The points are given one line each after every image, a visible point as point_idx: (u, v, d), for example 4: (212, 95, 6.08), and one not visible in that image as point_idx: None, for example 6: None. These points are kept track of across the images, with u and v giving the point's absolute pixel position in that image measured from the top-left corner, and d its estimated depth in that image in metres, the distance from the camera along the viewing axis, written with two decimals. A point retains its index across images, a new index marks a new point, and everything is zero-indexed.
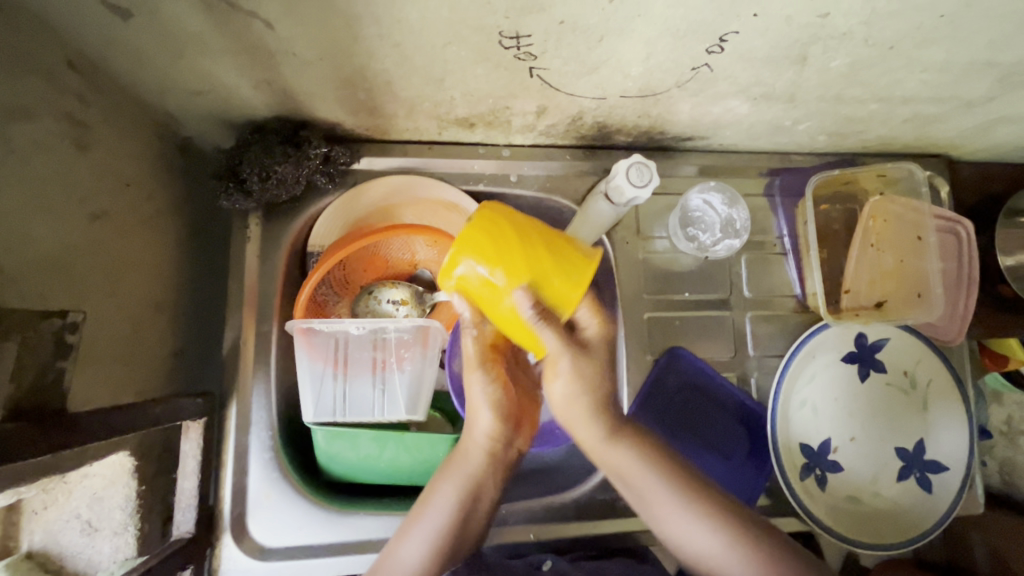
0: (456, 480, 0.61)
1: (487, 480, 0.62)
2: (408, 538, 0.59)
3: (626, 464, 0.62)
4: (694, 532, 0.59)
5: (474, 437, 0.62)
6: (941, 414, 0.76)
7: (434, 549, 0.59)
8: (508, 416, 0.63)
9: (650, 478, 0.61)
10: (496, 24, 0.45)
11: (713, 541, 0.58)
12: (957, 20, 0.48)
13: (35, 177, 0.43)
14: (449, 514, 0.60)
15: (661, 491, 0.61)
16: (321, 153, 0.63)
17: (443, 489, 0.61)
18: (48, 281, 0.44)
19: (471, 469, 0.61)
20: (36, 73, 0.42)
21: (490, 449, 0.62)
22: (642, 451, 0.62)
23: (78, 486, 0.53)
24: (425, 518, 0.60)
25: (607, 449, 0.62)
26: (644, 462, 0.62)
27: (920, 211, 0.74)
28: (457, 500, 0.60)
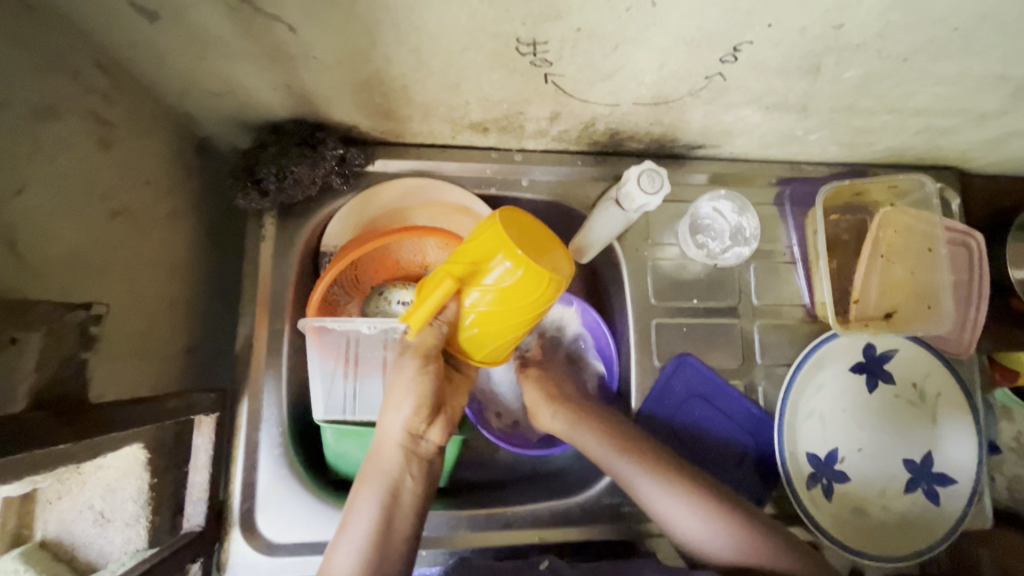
0: (375, 483, 0.56)
1: (407, 476, 0.57)
2: (336, 551, 0.55)
3: (597, 447, 0.67)
4: (684, 513, 0.63)
5: (387, 433, 0.57)
6: (949, 427, 0.76)
7: (364, 561, 0.54)
8: (423, 413, 0.56)
9: (622, 461, 0.65)
10: (514, 31, 0.46)
11: (687, 510, 0.62)
12: (970, 34, 0.48)
13: (60, 175, 0.44)
14: (374, 519, 0.56)
15: (627, 458, 0.65)
16: (337, 154, 0.64)
17: (364, 496, 0.56)
18: (72, 275, 0.45)
19: (388, 469, 0.56)
20: (64, 73, 0.44)
21: (406, 447, 0.57)
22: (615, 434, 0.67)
23: (92, 476, 0.55)
24: (349, 531, 0.55)
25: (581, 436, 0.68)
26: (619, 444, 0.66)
27: (933, 223, 0.74)
28: (379, 504, 0.56)
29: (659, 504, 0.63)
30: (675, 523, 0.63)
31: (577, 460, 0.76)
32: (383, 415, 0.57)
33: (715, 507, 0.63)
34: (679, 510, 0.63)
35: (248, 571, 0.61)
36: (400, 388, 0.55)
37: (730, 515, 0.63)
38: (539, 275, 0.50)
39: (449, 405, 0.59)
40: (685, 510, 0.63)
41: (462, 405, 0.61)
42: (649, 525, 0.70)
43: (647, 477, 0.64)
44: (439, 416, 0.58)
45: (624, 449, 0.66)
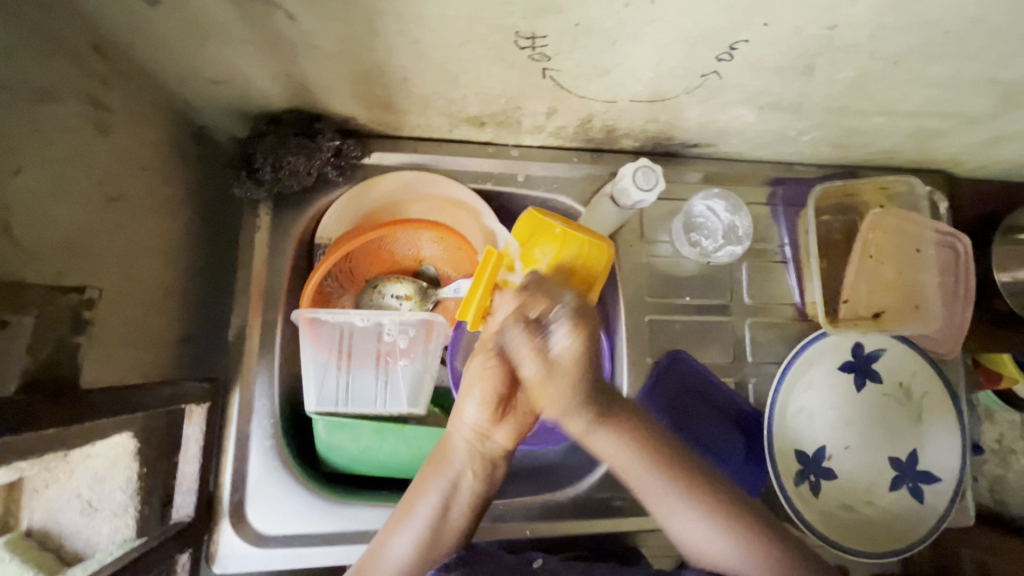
0: (441, 474, 0.58)
1: (471, 473, 0.59)
2: (396, 533, 0.58)
3: (619, 453, 0.58)
4: (703, 530, 0.57)
5: (459, 428, 0.59)
6: (934, 426, 0.77)
7: (422, 543, 0.57)
8: (492, 412, 0.57)
9: (631, 463, 0.58)
10: (513, 24, 0.46)
11: (711, 531, 0.57)
12: (961, 38, 0.49)
13: (57, 158, 0.43)
14: (432, 509, 0.58)
15: (632, 463, 0.58)
16: (333, 146, 0.64)
17: (429, 482, 0.59)
18: (67, 259, 0.44)
19: (455, 464, 0.58)
20: (64, 57, 0.43)
21: (472, 444, 0.58)
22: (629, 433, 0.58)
23: (80, 465, 0.54)
24: (412, 513, 0.58)
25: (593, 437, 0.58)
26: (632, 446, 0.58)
27: (923, 225, 0.76)
28: (442, 497, 0.58)
29: (674, 519, 0.58)
30: (691, 541, 0.58)
31: (572, 455, 0.76)
32: (458, 407, 0.59)
33: (753, 538, 0.57)
34: (703, 531, 0.57)
35: (238, 562, 0.61)
36: (467, 381, 0.57)
37: (755, 537, 0.57)
38: (543, 225, 0.64)
39: (522, 410, 0.59)
40: (690, 516, 0.58)
41: (537, 413, 0.60)
42: (640, 520, 0.70)
43: (657, 487, 0.58)
44: (512, 419, 0.58)
45: (635, 453, 0.58)
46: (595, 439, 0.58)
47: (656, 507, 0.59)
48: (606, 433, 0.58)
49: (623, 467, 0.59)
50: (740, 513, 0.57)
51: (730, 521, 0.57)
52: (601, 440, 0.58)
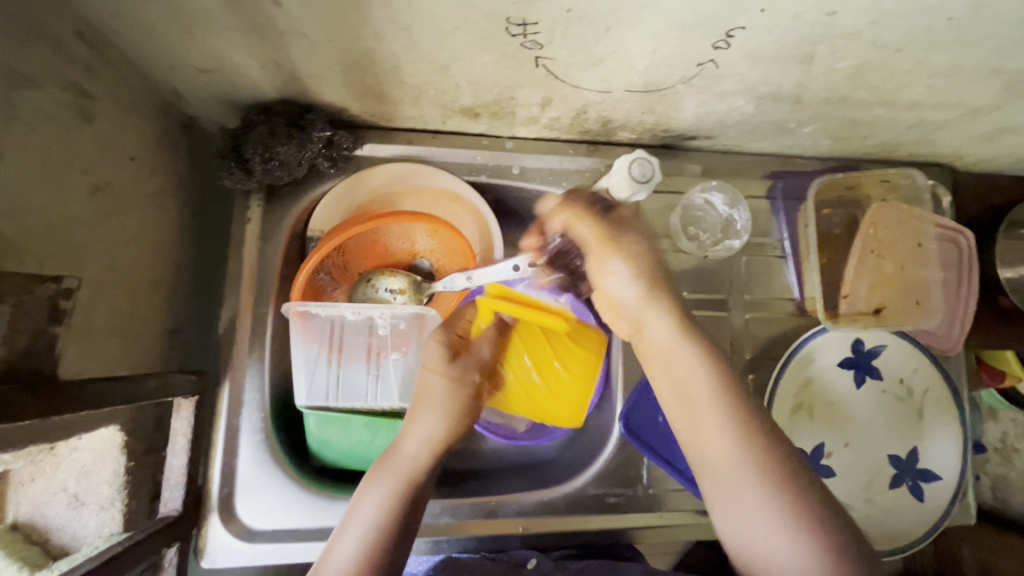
0: (388, 475, 0.58)
1: (419, 478, 0.59)
2: (338, 545, 0.54)
3: (695, 381, 0.58)
4: (756, 500, 0.53)
5: (412, 429, 0.61)
6: (935, 423, 0.76)
7: (371, 547, 0.53)
8: (446, 414, 0.63)
9: (704, 383, 0.57)
10: (504, 10, 0.45)
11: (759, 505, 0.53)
12: (965, 25, 0.48)
13: (38, 144, 0.42)
14: (379, 510, 0.56)
15: (724, 424, 0.56)
16: (325, 137, 0.64)
17: (376, 483, 0.58)
18: (50, 247, 0.44)
19: (407, 465, 0.59)
20: (44, 41, 0.42)
21: (427, 445, 0.61)
22: (715, 365, 0.58)
23: (66, 459, 0.53)
24: (358, 514, 0.55)
25: (676, 347, 0.59)
26: (715, 375, 0.58)
27: (924, 218, 0.75)
28: (393, 496, 0.57)
29: (736, 489, 0.54)
30: (752, 540, 0.53)
31: (568, 449, 0.75)
32: (411, 412, 0.62)
33: (802, 512, 0.52)
34: (754, 516, 0.53)
35: (227, 557, 0.60)
36: (432, 382, 0.63)
37: (801, 516, 0.52)
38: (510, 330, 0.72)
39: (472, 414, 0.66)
40: (747, 485, 0.54)
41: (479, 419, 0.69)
42: (637, 516, 0.69)
43: (716, 446, 0.56)
44: (457, 430, 0.63)
45: (717, 398, 0.57)
46: (677, 352, 0.59)
47: (719, 491, 0.56)
48: (688, 350, 0.59)
49: (716, 453, 0.56)
50: (782, 475, 0.53)
51: (767, 505, 0.53)
52: (676, 372, 0.59)
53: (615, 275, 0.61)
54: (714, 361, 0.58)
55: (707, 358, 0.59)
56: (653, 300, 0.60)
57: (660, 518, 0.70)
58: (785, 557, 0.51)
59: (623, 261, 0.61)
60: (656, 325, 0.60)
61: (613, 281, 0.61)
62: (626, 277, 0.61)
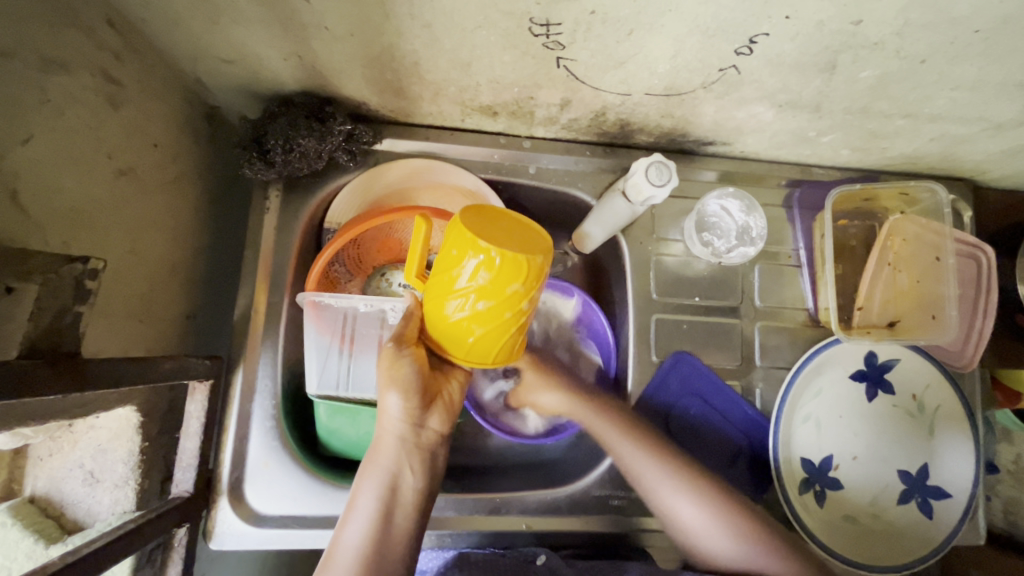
0: (376, 475, 0.54)
1: (410, 474, 0.55)
2: (343, 535, 0.52)
3: (601, 430, 0.67)
4: (678, 498, 0.63)
5: (385, 424, 0.55)
6: (947, 440, 0.75)
7: (373, 541, 0.51)
8: (421, 397, 0.54)
9: (614, 434, 0.66)
10: (527, 10, 0.46)
11: (688, 501, 0.63)
12: (993, 38, 0.48)
13: (67, 128, 0.44)
14: (375, 511, 0.53)
15: (624, 453, 0.65)
16: (345, 131, 0.64)
17: (364, 484, 0.54)
18: (72, 228, 0.45)
19: (390, 459, 0.54)
20: (76, 28, 0.43)
21: (405, 437, 0.54)
22: (605, 412, 0.68)
23: (84, 436, 0.54)
24: (352, 514, 0.53)
25: (580, 413, 0.69)
26: (610, 421, 0.67)
27: (942, 233, 0.73)
28: (381, 494, 0.53)
29: (644, 480, 0.64)
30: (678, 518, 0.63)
31: (571, 450, 0.76)
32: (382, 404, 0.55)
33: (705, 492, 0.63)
34: (675, 497, 0.63)
35: (234, 540, 0.61)
36: (382, 374, 0.53)
37: (722, 499, 0.63)
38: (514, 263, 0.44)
39: (447, 392, 0.56)
40: (684, 499, 0.63)
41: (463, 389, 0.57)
42: (641, 520, 0.69)
43: (639, 473, 0.65)
44: (444, 417, 0.57)
45: (620, 435, 0.66)
46: (583, 420, 0.68)
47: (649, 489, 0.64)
48: (590, 416, 0.68)
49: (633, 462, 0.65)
50: (688, 467, 0.65)
51: (685, 479, 0.64)
52: (586, 421, 0.68)
53: (384, 383, 0.53)
54: (608, 409, 0.68)
55: (605, 412, 0.68)
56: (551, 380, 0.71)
57: None
58: (701, 524, 0.62)
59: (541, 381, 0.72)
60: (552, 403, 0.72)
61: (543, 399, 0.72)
62: (397, 392, 0.53)
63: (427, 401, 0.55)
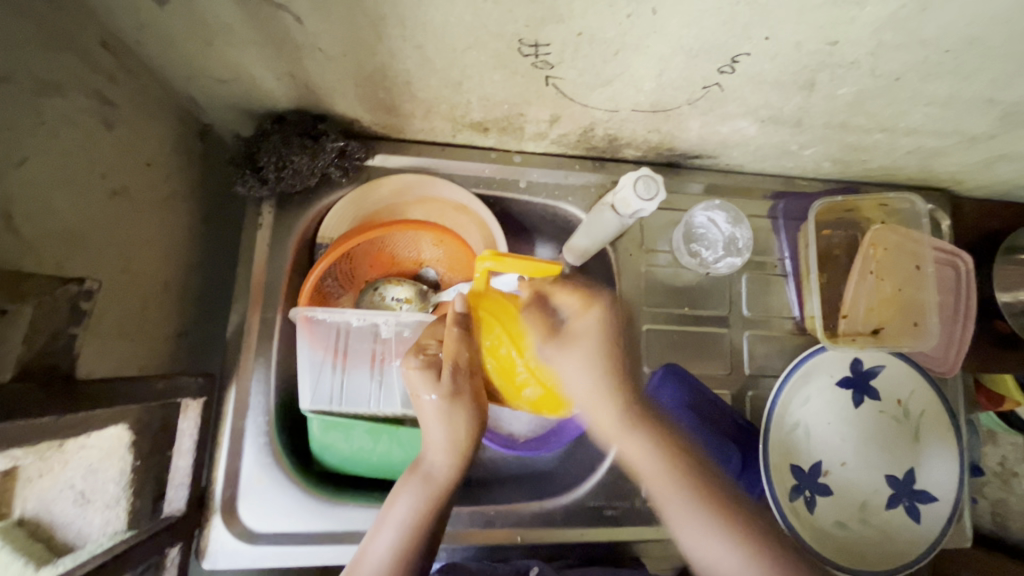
0: (416, 487, 0.59)
1: (447, 493, 0.59)
2: (376, 539, 0.56)
3: (637, 457, 0.66)
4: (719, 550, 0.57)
5: (433, 445, 0.59)
6: (932, 444, 0.77)
7: (405, 552, 0.55)
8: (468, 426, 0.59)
9: (653, 463, 0.65)
10: (516, 32, 0.47)
11: (714, 538, 0.58)
12: (963, 57, 0.50)
13: (62, 149, 0.44)
14: (410, 519, 0.57)
15: (653, 475, 0.64)
16: (337, 147, 0.64)
17: (404, 493, 0.59)
18: (67, 250, 0.45)
19: (437, 480, 0.59)
20: (70, 50, 0.44)
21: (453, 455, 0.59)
22: (659, 443, 0.66)
23: (74, 456, 0.53)
24: (387, 519, 0.57)
25: (629, 434, 0.67)
26: (663, 459, 0.64)
27: (921, 242, 0.76)
28: (419, 504, 0.57)
29: (685, 527, 0.60)
30: (697, 550, 0.59)
31: (563, 462, 0.76)
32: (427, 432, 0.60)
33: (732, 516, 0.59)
34: (713, 542, 0.58)
35: (227, 558, 0.61)
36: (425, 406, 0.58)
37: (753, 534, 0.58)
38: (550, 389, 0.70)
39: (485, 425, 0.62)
40: (720, 545, 0.58)
41: None
42: (634, 529, 0.70)
43: (670, 497, 0.62)
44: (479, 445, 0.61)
45: (666, 465, 0.64)
46: (630, 438, 0.67)
47: (675, 523, 0.61)
48: (642, 438, 0.66)
49: (652, 477, 0.64)
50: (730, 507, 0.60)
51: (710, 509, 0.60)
52: (633, 443, 0.66)
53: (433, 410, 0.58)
54: (659, 438, 0.66)
55: (652, 440, 0.66)
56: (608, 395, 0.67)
57: (658, 532, 0.70)
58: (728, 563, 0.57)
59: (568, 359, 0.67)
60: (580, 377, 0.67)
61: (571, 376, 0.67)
62: (451, 418, 0.59)
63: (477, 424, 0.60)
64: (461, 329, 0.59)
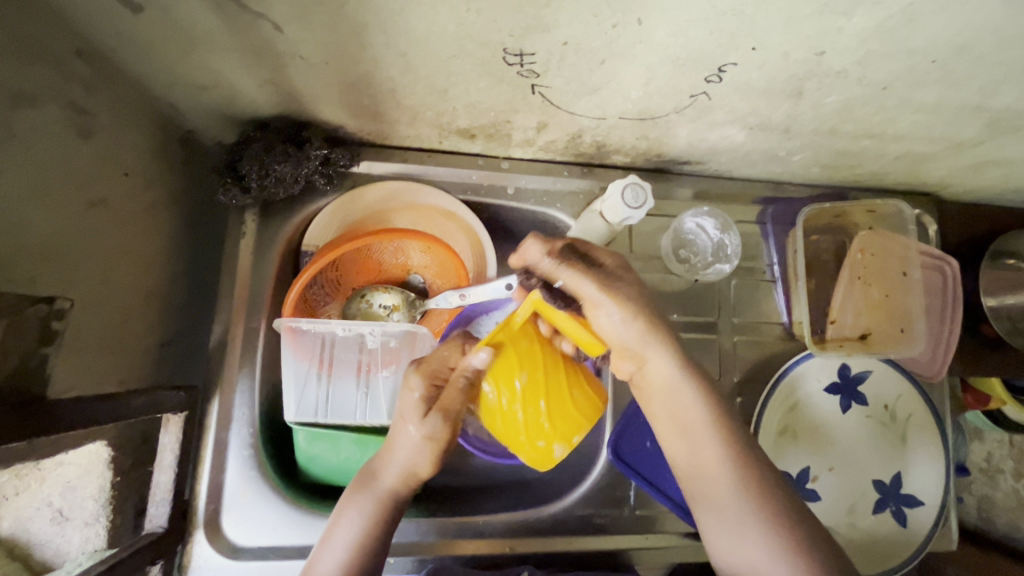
0: (366, 498, 0.57)
1: (397, 505, 0.58)
2: (321, 556, 0.54)
3: (703, 445, 0.58)
4: (751, 541, 0.55)
5: (391, 453, 0.59)
6: (918, 449, 0.77)
7: (349, 570, 0.54)
8: (429, 434, 0.58)
9: (711, 452, 0.58)
10: (501, 41, 0.46)
11: (755, 536, 0.55)
12: (949, 66, 0.49)
13: (34, 162, 0.43)
14: (358, 529, 0.56)
15: (713, 474, 0.57)
16: (322, 155, 0.64)
17: (352, 505, 0.57)
18: (42, 264, 0.44)
19: (384, 491, 0.58)
20: (43, 60, 0.43)
21: (408, 467, 0.58)
22: (717, 431, 0.58)
23: (51, 474, 0.52)
24: (335, 531, 0.56)
25: (682, 421, 0.59)
26: (722, 451, 0.57)
27: (908, 247, 0.76)
28: (367, 515, 0.56)
29: (726, 520, 0.56)
30: (737, 548, 0.55)
31: (553, 470, 0.75)
32: (391, 444, 0.59)
33: (755, 485, 0.56)
34: (744, 530, 0.55)
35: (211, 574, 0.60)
36: (405, 425, 0.59)
37: (786, 532, 0.54)
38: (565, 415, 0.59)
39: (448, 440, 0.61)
40: (755, 539, 0.55)
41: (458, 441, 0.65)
42: (625, 536, 0.70)
43: (716, 499, 0.57)
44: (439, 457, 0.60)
45: (721, 457, 0.57)
46: (694, 431, 0.58)
47: (708, 505, 0.58)
48: (702, 420, 0.58)
49: (704, 469, 0.58)
50: (770, 506, 0.55)
51: (750, 501, 0.56)
52: (699, 438, 0.58)
53: (403, 422, 0.59)
54: (718, 427, 0.58)
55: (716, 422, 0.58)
56: (662, 352, 0.57)
57: (647, 539, 0.70)
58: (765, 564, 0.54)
59: (620, 309, 0.54)
60: (659, 402, 0.60)
61: (604, 318, 0.55)
62: (414, 432, 0.58)
63: (436, 446, 0.59)
64: (467, 388, 0.58)
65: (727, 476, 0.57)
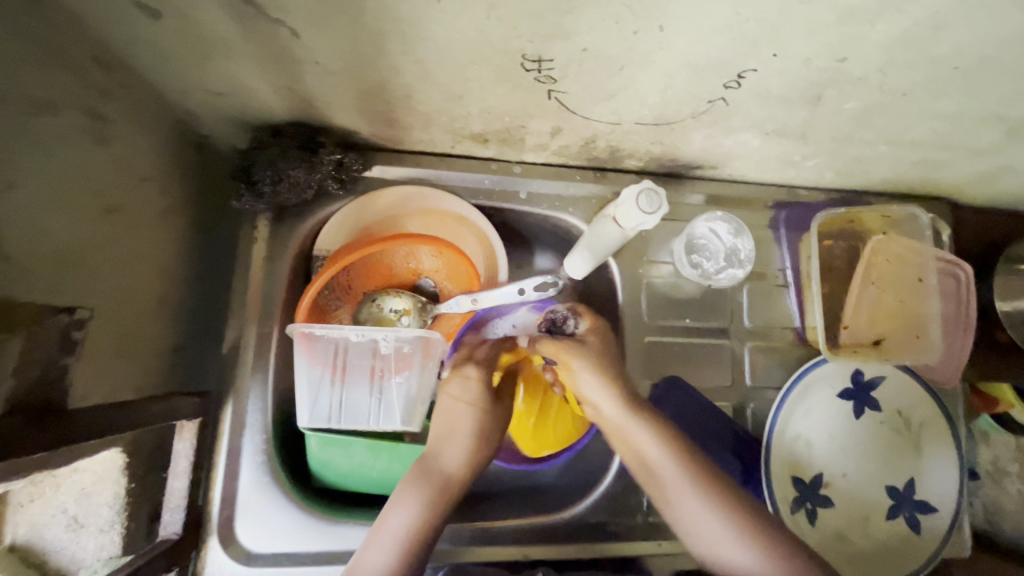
0: (420, 491, 0.62)
1: (449, 496, 0.64)
2: (372, 547, 0.58)
3: (659, 456, 0.63)
4: (719, 533, 0.60)
5: (444, 448, 0.66)
6: (931, 455, 0.77)
7: (402, 557, 0.58)
8: (478, 421, 0.69)
9: (667, 462, 0.62)
10: (520, 47, 0.46)
11: (729, 538, 0.59)
12: (971, 74, 0.49)
13: (53, 170, 0.42)
14: (412, 518, 0.60)
15: (672, 479, 0.62)
16: (335, 160, 0.64)
17: (405, 499, 0.61)
18: (61, 273, 0.44)
19: (438, 482, 0.64)
20: (63, 68, 0.42)
21: (459, 458, 0.66)
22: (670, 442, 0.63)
23: (66, 480, 0.51)
24: (386, 523, 0.60)
25: (639, 436, 0.64)
26: (678, 459, 0.62)
27: (925, 253, 0.76)
28: (421, 506, 0.61)
29: (689, 516, 0.61)
30: (714, 546, 0.59)
31: (565, 476, 0.76)
32: (442, 436, 0.67)
33: (720, 490, 0.61)
34: (712, 525, 0.60)
35: None
36: (456, 409, 0.69)
37: (762, 534, 0.59)
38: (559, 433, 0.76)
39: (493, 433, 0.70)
40: (725, 532, 0.59)
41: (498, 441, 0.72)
42: (636, 542, 0.70)
43: (679, 500, 0.62)
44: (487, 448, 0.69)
45: (681, 467, 0.62)
46: (654, 453, 0.63)
47: (677, 505, 0.62)
48: (652, 438, 0.63)
49: (667, 478, 0.62)
50: (734, 499, 0.61)
51: (710, 495, 0.61)
52: (651, 445, 0.64)
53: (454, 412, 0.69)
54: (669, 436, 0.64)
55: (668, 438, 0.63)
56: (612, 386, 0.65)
57: (660, 546, 0.70)
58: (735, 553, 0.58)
59: (584, 370, 0.66)
60: (606, 408, 0.65)
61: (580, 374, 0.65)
62: (465, 427, 0.68)
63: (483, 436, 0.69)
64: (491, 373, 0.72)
65: (684, 475, 0.62)
